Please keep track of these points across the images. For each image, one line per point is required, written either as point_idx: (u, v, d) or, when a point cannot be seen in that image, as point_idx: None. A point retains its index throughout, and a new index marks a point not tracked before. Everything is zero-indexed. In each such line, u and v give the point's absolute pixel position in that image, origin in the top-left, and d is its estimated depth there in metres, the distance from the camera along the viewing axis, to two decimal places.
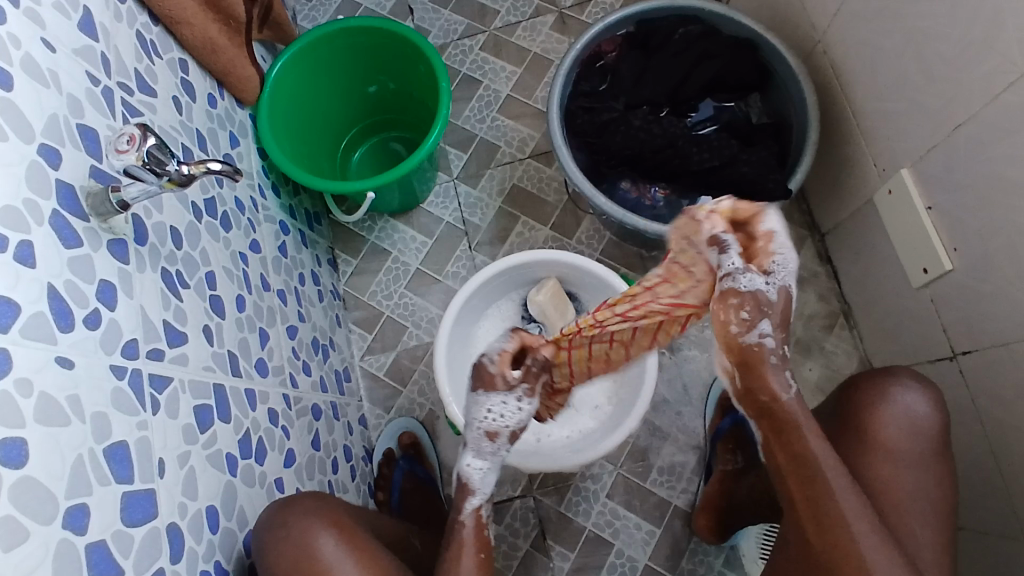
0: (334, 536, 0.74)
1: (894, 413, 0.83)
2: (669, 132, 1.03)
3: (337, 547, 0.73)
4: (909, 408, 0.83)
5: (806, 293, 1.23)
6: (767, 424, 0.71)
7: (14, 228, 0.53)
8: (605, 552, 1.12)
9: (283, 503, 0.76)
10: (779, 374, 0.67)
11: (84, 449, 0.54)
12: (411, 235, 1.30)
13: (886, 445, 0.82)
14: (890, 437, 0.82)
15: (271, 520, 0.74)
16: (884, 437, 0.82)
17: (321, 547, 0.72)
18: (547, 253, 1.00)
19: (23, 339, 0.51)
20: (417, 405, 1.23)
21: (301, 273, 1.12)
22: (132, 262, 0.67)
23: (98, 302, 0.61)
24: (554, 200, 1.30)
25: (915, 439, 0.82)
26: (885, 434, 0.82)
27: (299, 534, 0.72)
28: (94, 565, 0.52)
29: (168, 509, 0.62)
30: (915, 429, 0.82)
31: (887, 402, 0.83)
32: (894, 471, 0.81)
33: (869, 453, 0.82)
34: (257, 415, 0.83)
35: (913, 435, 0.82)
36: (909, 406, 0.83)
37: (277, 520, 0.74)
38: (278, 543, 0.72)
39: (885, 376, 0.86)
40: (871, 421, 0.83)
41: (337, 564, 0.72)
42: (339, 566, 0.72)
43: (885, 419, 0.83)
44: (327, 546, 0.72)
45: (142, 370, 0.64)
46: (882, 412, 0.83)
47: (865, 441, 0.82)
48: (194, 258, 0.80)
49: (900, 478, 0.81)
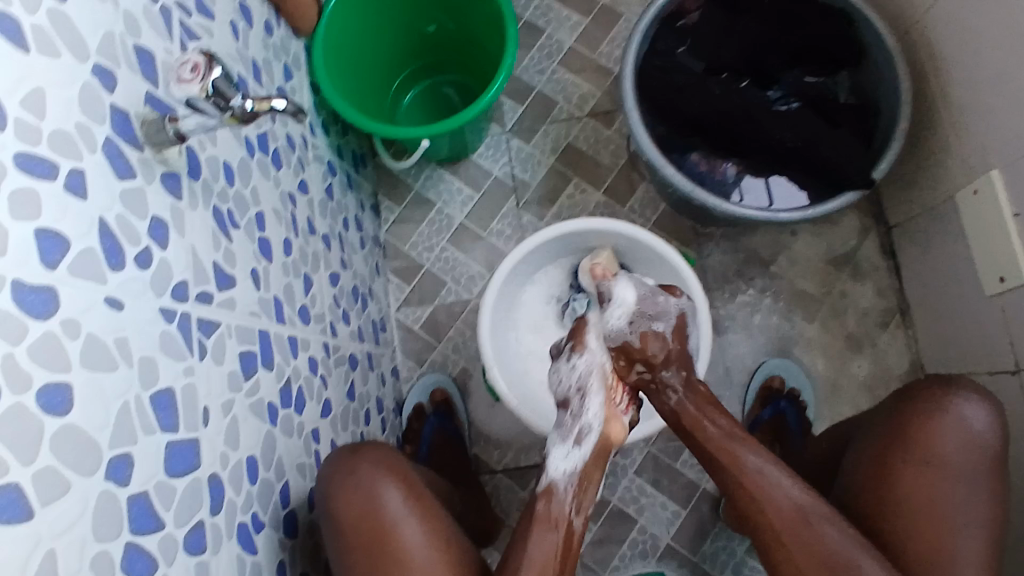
0: (401, 491, 0.75)
1: (952, 425, 0.79)
2: (749, 103, 0.95)
3: (403, 504, 0.74)
4: (964, 420, 0.79)
5: (864, 287, 1.17)
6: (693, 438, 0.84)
7: (63, 154, 0.49)
8: (628, 527, 1.11)
9: (350, 450, 0.77)
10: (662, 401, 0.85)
11: (130, 395, 0.51)
12: (458, 186, 1.25)
13: (933, 454, 0.78)
14: (945, 449, 0.78)
15: (339, 467, 0.75)
16: (934, 448, 0.78)
17: (388, 502, 0.73)
18: (605, 222, 0.95)
19: (70, 276, 0.48)
20: (450, 361, 1.20)
21: (347, 217, 1.09)
22: (184, 198, 0.64)
23: (149, 240, 0.58)
24: (609, 163, 1.24)
25: (967, 452, 0.77)
26: (937, 445, 0.78)
27: (368, 487, 0.73)
28: (135, 519, 0.50)
29: (210, 459, 0.60)
30: (970, 443, 0.78)
31: (944, 413, 0.79)
32: (938, 482, 0.77)
33: (917, 464, 0.78)
34: (298, 362, 0.82)
35: (967, 448, 0.77)
36: (967, 417, 0.79)
37: (346, 467, 0.74)
38: (344, 493, 0.73)
39: (943, 389, 0.82)
40: (923, 431, 0.79)
41: (401, 521, 0.73)
42: (404, 523, 0.73)
43: (941, 431, 0.78)
44: (395, 501, 0.73)
45: (191, 314, 0.61)
46: (940, 422, 0.79)
47: (917, 451, 0.78)
48: (244, 196, 0.76)
49: (950, 491, 0.76)
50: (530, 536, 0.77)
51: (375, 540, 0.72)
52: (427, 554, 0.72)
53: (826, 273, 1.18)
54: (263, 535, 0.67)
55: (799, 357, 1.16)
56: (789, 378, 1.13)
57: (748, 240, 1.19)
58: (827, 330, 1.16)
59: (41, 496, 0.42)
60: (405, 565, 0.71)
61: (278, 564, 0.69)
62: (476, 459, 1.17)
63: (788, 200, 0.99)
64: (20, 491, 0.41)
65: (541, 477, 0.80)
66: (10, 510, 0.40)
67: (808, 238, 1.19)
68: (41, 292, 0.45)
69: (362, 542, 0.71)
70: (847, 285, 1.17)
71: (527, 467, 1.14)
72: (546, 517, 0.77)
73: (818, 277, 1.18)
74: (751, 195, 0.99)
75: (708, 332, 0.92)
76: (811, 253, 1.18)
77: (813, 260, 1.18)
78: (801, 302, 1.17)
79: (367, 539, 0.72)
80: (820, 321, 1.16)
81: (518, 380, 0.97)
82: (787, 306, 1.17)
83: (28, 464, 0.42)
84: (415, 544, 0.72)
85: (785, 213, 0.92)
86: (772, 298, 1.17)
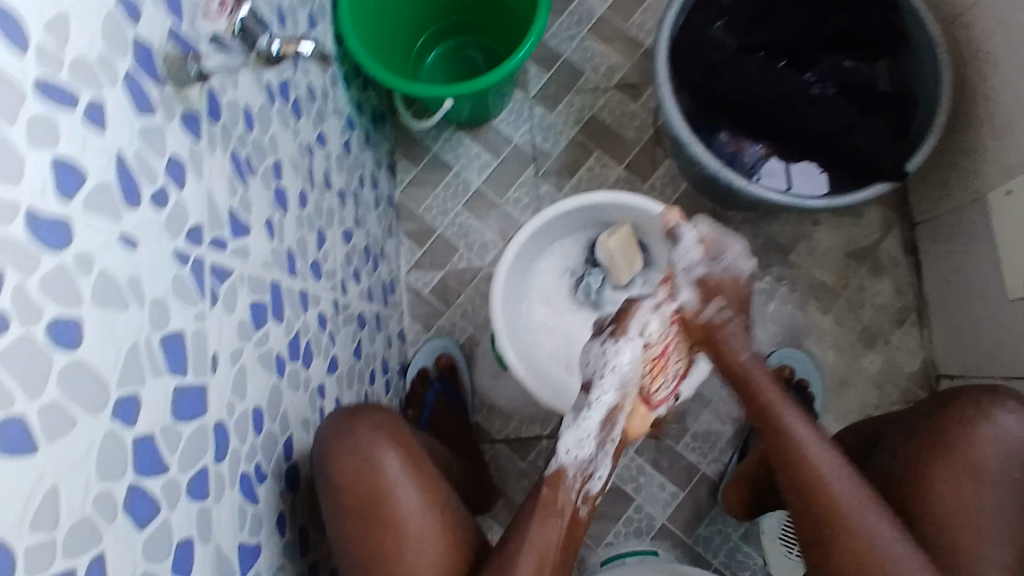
0: (399, 457, 0.74)
1: (994, 435, 0.75)
2: (786, 84, 0.92)
3: (400, 469, 0.73)
4: (1004, 430, 0.75)
5: (883, 282, 1.15)
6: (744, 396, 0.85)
7: (84, 83, 0.47)
8: (624, 505, 1.11)
9: (350, 413, 0.76)
10: (735, 339, 0.86)
11: (140, 337, 0.50)
12: (476, 151, 1.23)
13: (970, 462, 0.75)
14: (984, 461, 0.74)
15: (338, 428, 0.74)
16: (970, 455, 0.75)
17: (386, 466, 0.73)
18: (627, 197, 0.93)
19: (85, 210, 0.46)
20: (457, 328, 1.19)
21: (363, 175, 1.07)
22: (203, 140, 0.62)
23: (166, 179, 0.56)
24: (633, 138, 1.21)
25: (1008, 463, 0.74)
26: (974, 454, 0.75)
27: (367, 451, 0.73)
28: (140, 461, 0.49)
29: (217, 406, 0.59)
30: (1011, 454, 0.74)
31: (984, 423, 0.76)
32: (971, 490, 0.74)
33: (953, 471, 0.75)
34: (308, 317, 0.81)
35: (1006, 459, 0.74)
36: (1006, 427, 0.75)
37: (344, 430, 0.73)
38: (341, 454, 0.72)
39: (983, 396, 0.78)
40: (961, 437, 0.76)
41: (398, 485, 0.73)
42: (401, 488, 0.73)
43: (981, 441, 0.75)
44: (393, 466, 0.73)
45: (204, 259, 0.60)
46: (981, 432, 0.76)
47: (951, 456, 0.75)
48: (263, 144, 0.74)
49: (985, 503, 0.73)
50: (530, 524, 0.75)
51: (371, 504, 0.71)
52: (422, 520, 0.72)
53: (845, 266, 1.16)
54: (264, 486, 0.66)
55: (810, 348, 1.14)
56: (799, 367, 1.11)
57: (769, 226, 1.17)
58: (841, 322, 1.14)
59: (47, 433, 0.41)
60: (400, 530, 0.71)
61: (278, 517, 0.68)
62: (477, 427, 1.16)
63: (815, 187, 0.97)
64: (26, 425, 0.40)
65: (550, 463, 0.79)
66: (15, 443, 0.39)
67: (829, 229, 1.17)
68: (56, 224, 0.43)
69: (358, 504, 0.71)
70: (865, 279, 1.15)
71: (528, 438, 1.14)
72: (553, 505, 0.76)
73: (836, 269, 1.16)
74: (771, 179, 0.97)
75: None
76: (832, 244, 1.16)
77: (832, 251, 1.16)
78: (817, 293, 1.15)
79: (364, 503, 0.71)
80: (834, 313, 1.15)
81: (527, 351, 0.96)
82: (802, 296, 1.15)
83: (35, 398, 0.40)
84: (410, 509, 0.72)
85: (813, 199, 0.90)
86: (788, 287, 1.16)
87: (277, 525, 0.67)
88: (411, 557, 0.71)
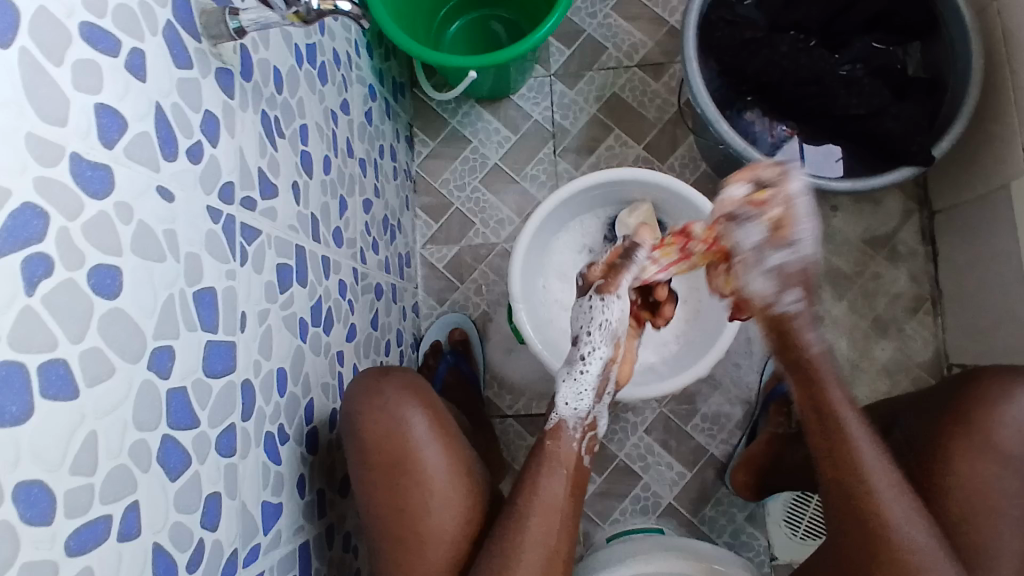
0: (426, 417, 0.74)
1: (1014, 416, 0.75)
2: (818, 64, 0.91)
3: (428, 430, 0.73)
4: None
5: (899, 271, 1.14)
6: (791, 376, 0.76)
7: (127, 31, 0.47)
8: (631, 483, 1.12)
9: (377, 372, 0.76)
10: (808, 330, 0.75)
11: (175, 289, 0.50)
12: (495, 126, 1.22)
13: (995, 446, 0.74)
14: (1005, 443, 0.74)
15: (366, 387, 0.74)
16: (996, 439, 0.74)
17: (413, 426, 0.73)
18: (646, 172, 0.92)
19: (126, 158, 0.46)
20: (471, 303, 1.19)
21: (382, 145, 1.07)
22: (237, 98, 0.62)
23: (202, 134, 0.55)
24: (653, 118, 1.21)
25: None
26: (999, 438, 0.74)
27: (395, 411, 0.73)
28: (173, 412, 0.49)
29: (244, 364, 0.59)
30: None
31: (1002, 404, 0.75)
32: (994, 475, 0.74)
33: (974, 455, 0.75)
34: (329, 283, 0.81)
35: None
36: None
37: (371, 389, 0.73)
38: (368, 411, 0.72)
39: (1009, 377, 0.77)
40: (986, 420, 0.75)
41: (424, 445, 0.73)
42: (428, 448, 0.73)
43: (999, 423, 0.75)
44: (420, 426, 0.73)
45: (235, 217, 0.59)
46: (998, 412, 0.75)
47: (978, 439, 0.75)
48: (291, 106, 0.74)
49: (1004, 485, 0.74)
50: (540, 476, 0.75)
51: (396, 462, 0.72)
52: (446, 480, 0.73)
53: (862, 253, 1.15)
54: (286, 447, 0.66)
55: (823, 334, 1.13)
56: None
57: None
58: (855, 309, 1.13)
59: (87, 376, 0.41)
60: (425, 488, 0.72)
61: (298, 477, 0.68)
62: (488, 402, 1.16)
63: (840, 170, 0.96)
64: (67, 367, 0.39)
65: (550, 416, 0.81)
66: (58, 384, 0.39)
67: (847, 216, 1.16)
68: (99, 169, 0.43)
69: (383, 462, 0.71)
70: (881, 267, 1.14)
71: (538, 415, 1.14)
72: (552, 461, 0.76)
73: (852, 255, 1.15)
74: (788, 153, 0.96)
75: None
76: (849, 231, 1.15)
77: (850, 238, 1.15)
78: (832, 279, 1.14)
79: (391, 463, 0.72)
80: (848, 300, 1.14)
81: (543, 327, 0.96)
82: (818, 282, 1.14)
83: (76, 342, 0.40)
84: (436, 469, 0.73)
85: (837, 181, 0.89)
86: None
87: (297, 484, 0.67)
88: (438, 516, 0.72)
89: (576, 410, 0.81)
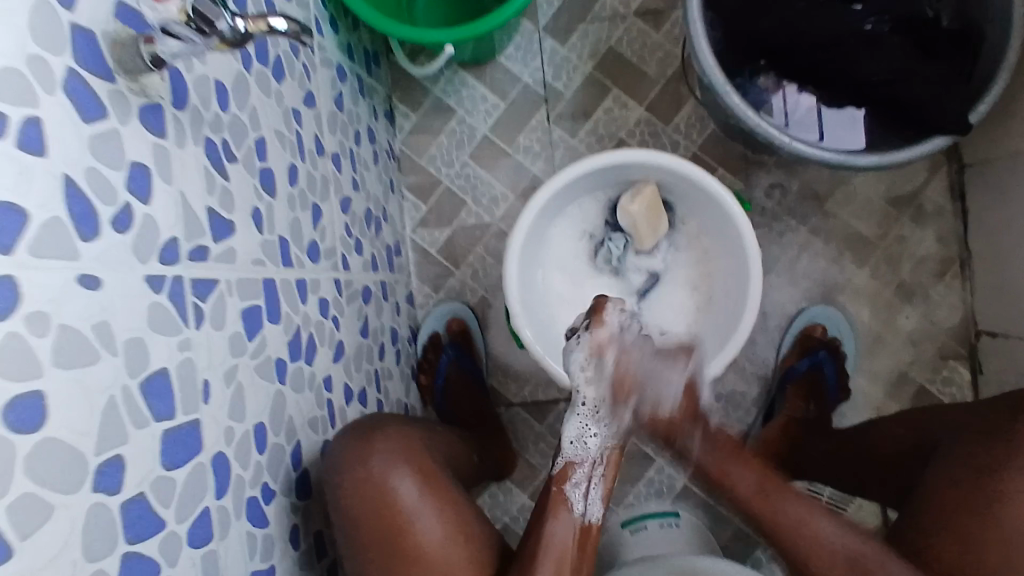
0: (415, 483, 0.69)
1: None
2: (839, 23, 0.81)
3: (419, 495, 0.68)
4: None
5: (925, 232, 1.05)
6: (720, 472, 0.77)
7: (16, 102, 0.39)
8: (645, 467, 1.09)
9: (361, 438, 0.71)
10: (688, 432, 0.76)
11: (117, 388, 0.44)
12: (482, 93, 1.12)
13: None
14: None
15: (348, 458, 0.69)
16: None
17: (402, 493, 0.68)
18: (647, 155, 0.84)
19: (35, 259, 0.39)
20: (468, 289, 1.12)
21: (358, 131, 0.98)
22: (170, 136, 0.54)
23: (129, 194, 0.48)
24: (655, 74, 1.09)
25: None
26: None
27: (381, 478, 0.68)
28: (132, 524, 0.44)
29: (214, 436, 0.54)
30: None
31: None
32: None
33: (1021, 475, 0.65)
34: (308, 308, 0.74)
35: None
36: None
37: (356, 458, 0.68)
38: (355, 482, 0.67)
39: None
40: None
41: (416, 513, 0.67)
42: (420, 514, 0.67)
43: None
44: (410, 492, 0.68)
45: (184, 277, 0.53)
46: None
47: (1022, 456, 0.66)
48: (242, 122, 0.66)
49: None
50: (547, 522, 0.71)
51: (392, 537, 0.66)
52: (444, 548, 0.67)
53: (885, 214, 1.06)
54: (274, 505, 0.62)
55: (843, 304, 1.07)
56: (832, 327, 1.04)
57: (804, 171, 1.06)
58: (877, 276, 1.06)
59: (19, 530, 0.36)
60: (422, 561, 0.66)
61: (290, 530, 0.64)
62: (493, 391, 1.12)
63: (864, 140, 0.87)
64: None
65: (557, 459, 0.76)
66: None
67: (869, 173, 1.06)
68: None
69: (376, 536, 0.66)
70: (906, 229, 1.06)
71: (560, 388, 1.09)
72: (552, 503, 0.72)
73: (875, 218, 1.06)
74: (801, 125, 0.87)
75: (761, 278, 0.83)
76: (871, 190, 1.06)
77: (872, 198, 1.06)
78: (852, 244, 1.06)
79: (384, 536, 0.66)
80: (871, 267, 1.06)
81: (544, 327, 0.90)
82: (837, 249, 1.06)
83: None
84: (431, 537, 0.67)
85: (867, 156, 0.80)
86: (824, 239, 1.06)
87: (289, 539, 0.64)
88: None
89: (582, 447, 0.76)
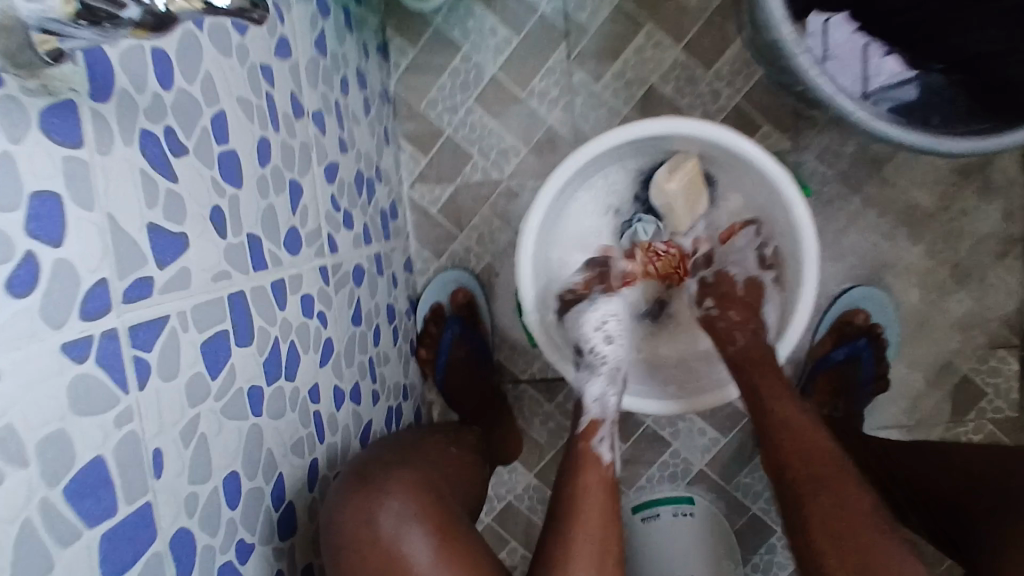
0: (429, 542, 0.58)
1: None
2: None
3: (431, 557, 0.57)
4: None
5: (991, 206, 0.93)
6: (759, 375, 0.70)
7: None
8: (660, 450, 1.03)
9: (364, 483, 0.60)
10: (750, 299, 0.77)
11: (32, 507, 0.34)
12: (491, 25, 0.95)
13: None
14: None
15: (352, 506, 0.58)
16: None
17: (412, 553, 0.57)
18: (681, 124, 0.70)
19: None
20: (473, 255, 1.00)
21: (345, 76, 0.82)
22: (88, 141, 0.40)
23: (32, 240, 0.36)
24: (698, 6, 0.92)
25: None
26: None
27: (390, 535, 0.57)
28: None
29: (172, 513, 0.45)
30: None
31: None
32: None
33: None
34: (288, 313, 0.63)
35: None
36: None
37: (363, 506, 0.58)
38: (354, 543, 0.57)
39: None
40: None
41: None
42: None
43: None
44: (421, 552, 0.57)
45: (119, 328, 0.41)
46: None
47: None
48: (193, 98, 0.52)
49: None
50: (579, 479, 0.65)
51: None
52: None
53: (948, 185, 0.93)
54: (251, 560, 0.54)
55: (890, 284, 0.96)
56: (876, 311, 0.95)
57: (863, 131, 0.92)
58: (931, 254, 0.95)
59: None
60: None
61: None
62: (499, 366, 1.03)
63: (945, 118, 0.74)
64: None
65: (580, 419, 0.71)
66: None
67: None
68: None
69: None
70: (969, 202, 0.93)
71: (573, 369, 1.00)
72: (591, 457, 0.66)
73: (936, 188, 0.93)
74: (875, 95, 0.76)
75: (813, 270, 0.70)
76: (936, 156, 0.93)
77: (936, 166, 0.93)
78: (908, 217, 0.94)
79: None
80: (925, 244, 0.95)
81: (558, 318, 0.79)
82: (890, 223, 0.94)
83: None
84: None
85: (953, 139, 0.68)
86: (877, 212, 0.94)
87: None
88: None
89: (603, 404, 0.72)
